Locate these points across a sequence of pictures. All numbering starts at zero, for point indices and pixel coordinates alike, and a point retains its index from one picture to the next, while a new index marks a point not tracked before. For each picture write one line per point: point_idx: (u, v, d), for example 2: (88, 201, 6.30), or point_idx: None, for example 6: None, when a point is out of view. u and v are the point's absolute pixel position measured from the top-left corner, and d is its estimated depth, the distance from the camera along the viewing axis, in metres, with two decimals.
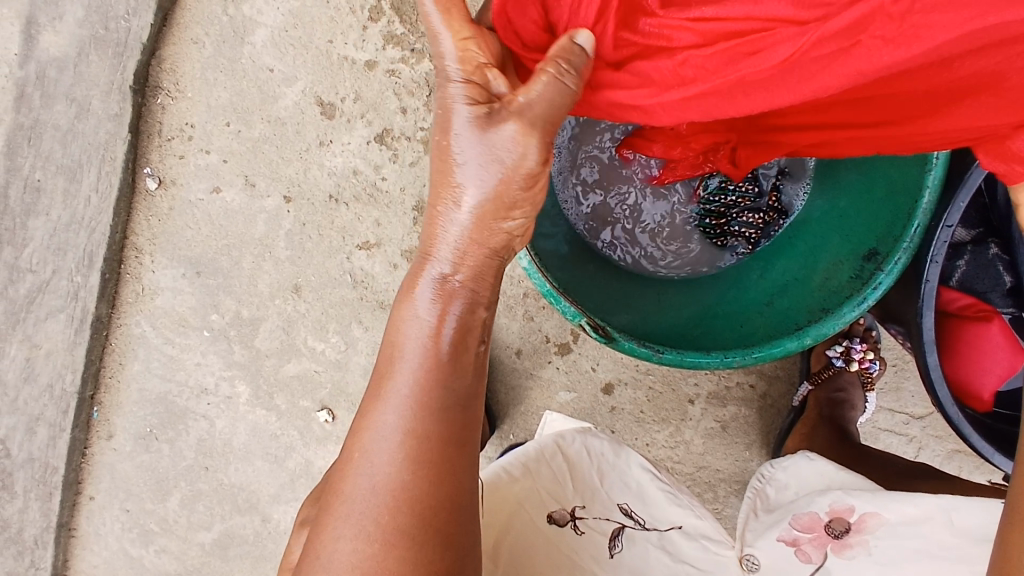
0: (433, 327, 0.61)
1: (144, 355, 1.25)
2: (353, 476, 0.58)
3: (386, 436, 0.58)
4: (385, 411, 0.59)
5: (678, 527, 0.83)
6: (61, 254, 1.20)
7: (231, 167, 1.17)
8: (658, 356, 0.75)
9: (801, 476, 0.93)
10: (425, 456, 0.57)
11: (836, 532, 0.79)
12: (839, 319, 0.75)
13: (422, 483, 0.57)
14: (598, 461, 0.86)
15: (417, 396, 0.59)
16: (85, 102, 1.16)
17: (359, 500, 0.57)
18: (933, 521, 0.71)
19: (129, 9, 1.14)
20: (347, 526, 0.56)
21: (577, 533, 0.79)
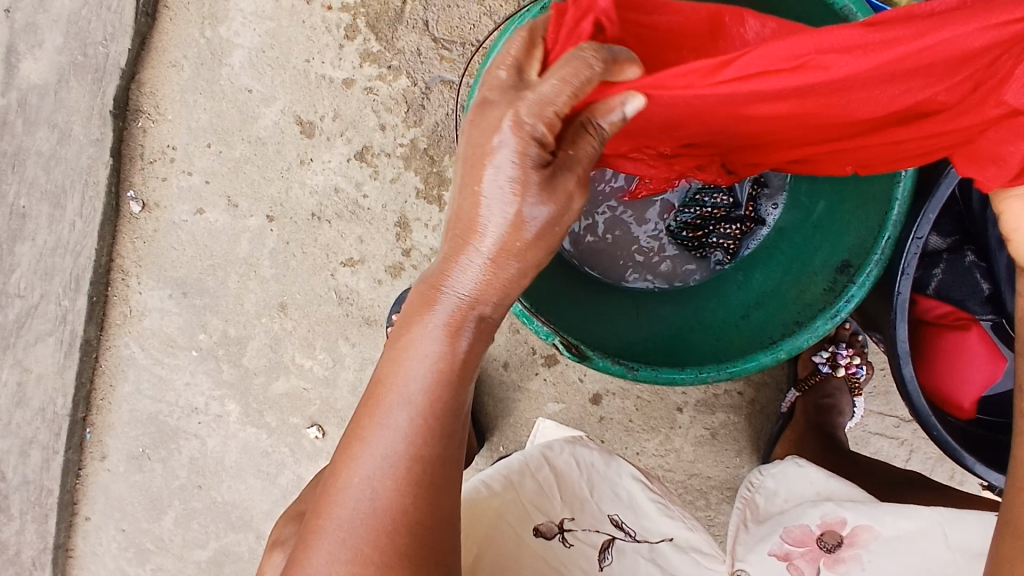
0: (442, 350, 0.57)
1: (134, 376, 1.26)
2: (338, 490, 0.57)
3: (378, 458, 0.56)
4: (376, 427, 0.56)
5: (668, 539, 0.82)
6: (49, 278, 1.21)
7: (214, 188, 1.18)
8: (633, 373, 0.75)
9: (791, 485, 0.91)
10: (412, 481, 0.56)
11: (829, 545, 0.77)
12: (812, 332, 0.75)
13: (403, 507, 0.55)
14: (587, 471, 0.84)
15: (412, 417, 0.56)
16: (67, 127, 1.17)
17: (350, 515, 0.56)
18: (927, 536, 0.71)
19: (107, 34, 1.14)
20: (326, 543, 0.56)
21: (565, 545, 0.78)
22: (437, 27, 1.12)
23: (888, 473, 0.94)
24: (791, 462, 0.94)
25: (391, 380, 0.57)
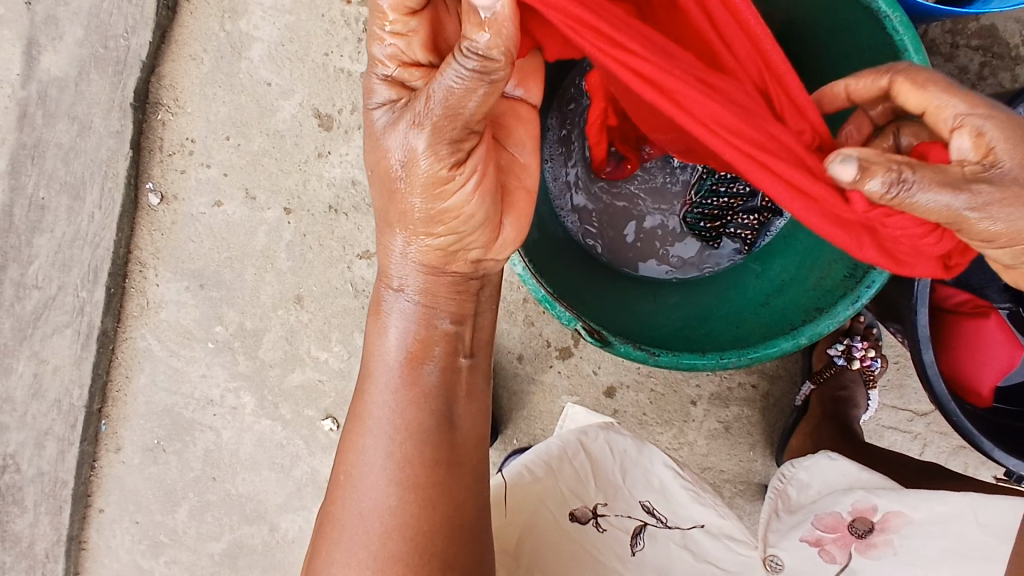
0: (408, 348, 0.65)
1: (150, 368, 1.26)
2: (344, 502, 0.63)
3: (374, 462, 0.63)
4: (368, 438, 0.63)
5: (700, 526, 0.81)
6: (66, 269, 1.22)
7: (232, 180, 1.19)
8: (654, 358, 0.76)
9: (822, 475, 0.91)
10: (418, 481, 0.62)
11: (860, 531, 0.78)
12: (833, 318, 0.75)
13: (414, 508, 0.62)
14: (621, 458, 0.84)
15: (400, 422, 0.63)
16: (87, 120, 1.18)
17: (358, 527, 0.62)
18: (961, 519, 0.71)
19: (128, 27, 1.15)
20: (341, 553, 0.62)
21: (599, 530, 0.78)
22: None
23: (905, 463, 0.95)
24: (819, 452, 0.93)
25: (375, 382, 0.65)
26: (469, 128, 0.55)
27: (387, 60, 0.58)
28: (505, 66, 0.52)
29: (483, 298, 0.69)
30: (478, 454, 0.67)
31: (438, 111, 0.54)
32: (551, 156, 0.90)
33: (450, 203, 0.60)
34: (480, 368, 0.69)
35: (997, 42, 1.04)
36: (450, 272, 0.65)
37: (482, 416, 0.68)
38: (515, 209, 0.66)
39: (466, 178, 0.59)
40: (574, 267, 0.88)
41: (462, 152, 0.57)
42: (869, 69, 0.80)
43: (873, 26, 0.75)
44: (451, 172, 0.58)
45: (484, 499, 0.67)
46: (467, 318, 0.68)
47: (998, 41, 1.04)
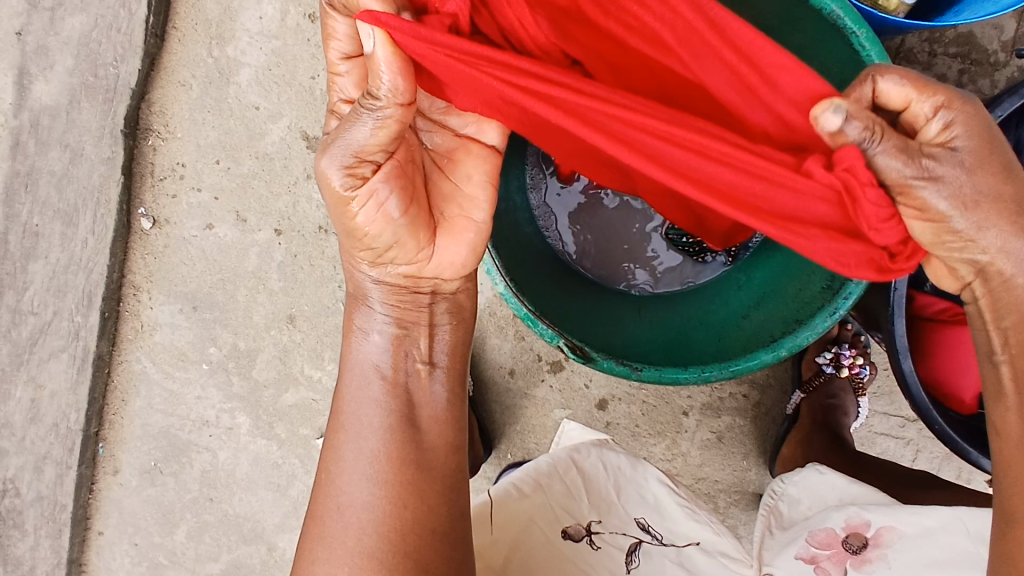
0: (381, 357, 0.71)
1: (145, 392, 1.27)
2: (325, 500, 0.66)
3: (353, 458, 0.66)
4: (344, 436, 0.67)
5: (695, 544, 0.81)
6: (61, 295, 1.23)
7: (222, 204, 1.20)
8: (637, 373, 0.77)
9: (814, 492, 0.91)
10: (390, 479, 0.65)
11: (854, 547, 0.78)
12: (813, 329, 0.76)
13: (388, 506, 0.64)
14: (614, 475, 0.86)
15: (372, 421, 0.67)
16: (79, 147, 1.19)
17: (336, 523, 0.64)
18: (950, 531, 0.72)
19: (117, 55, 1.17)
20: (322, 552, 0.63)
21: (594, 548, 0.78)
22: None
23: (898, 472, 0.95)
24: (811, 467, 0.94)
25: (350, 388, 0.70)
26: (367, 152, 0.61)
27: (340, 100, 0.67)
28: (392, 107, 0.59)
29: (436, 312, 0.73)
30: (451, 461, 0.69)
31: (342, 151, 0.61)
32: (534, 182, 0.91)
33: (373, 219, 0.64)
34: (448, 377, 0.73)
35: (975, 49, 1.05)
36: (407, 288, 0.71)
37: (454, 426, 0.71)
38: (454, 234, 0.70)
39: (367, 200, 0.63)
40: (560, 285, 0.90)
41: (361, 178, 0.62)
42: (842, 83, 0.82)
43: (842, 40, 0.77)
44: (355, 191, 0.62)
45: (462, 509, 0.68)
46: (424, 329, 0.72)
47: (976, 48, 1.05)
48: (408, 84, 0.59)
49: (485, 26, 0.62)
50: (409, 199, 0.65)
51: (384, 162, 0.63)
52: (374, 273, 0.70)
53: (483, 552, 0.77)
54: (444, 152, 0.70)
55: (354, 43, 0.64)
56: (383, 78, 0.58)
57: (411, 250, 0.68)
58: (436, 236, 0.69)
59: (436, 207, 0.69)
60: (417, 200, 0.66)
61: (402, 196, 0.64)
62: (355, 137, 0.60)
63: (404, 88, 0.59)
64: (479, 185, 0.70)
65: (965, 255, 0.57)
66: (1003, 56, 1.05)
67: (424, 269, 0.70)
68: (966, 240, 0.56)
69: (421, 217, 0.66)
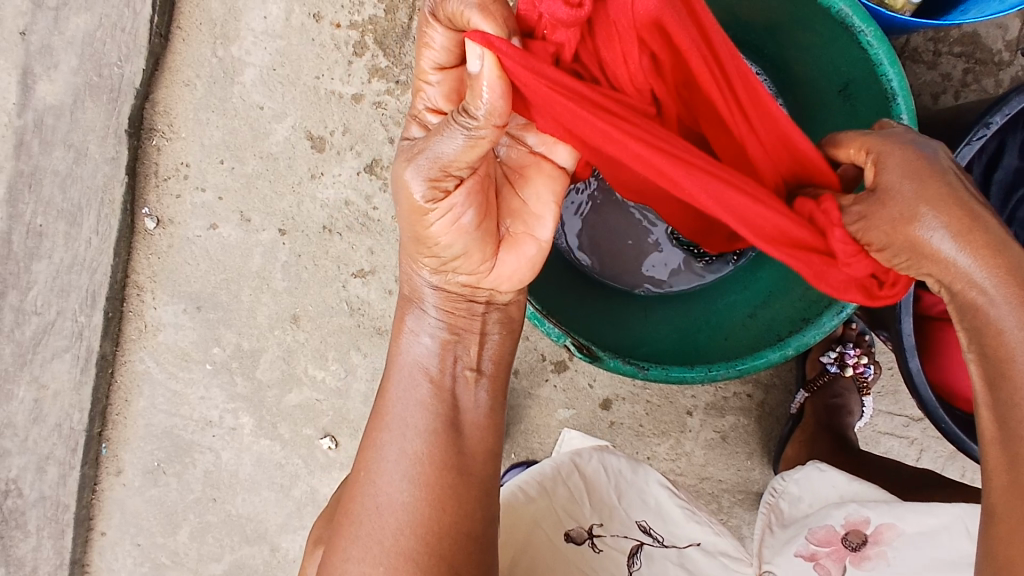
0: (429, 361, 0.70)
1: (149, 392, 1.27)
2: (362, 499, 0.65)
3: (396, 460, 0.65)
4: (387, 436, 0.66)
5: (696, 545, 0.82)
6: (65, 295, 1.23)
7: (226, 204, 1.20)
8: (643, 372, 0.77)
9: (814, 489, 0.91)
10: (430, 481, 0.64)
11: (854, 544, 0.78)
12: (820, 327, 0.76)
13: (427, 508, 0.63)
14: (616, 479, 0.86)
15: (414, 422, 0.67)
16: (83, 147, 1.19)
17: (373, 523, 0.63)
18: (950, 530, 0.71)
19: (122, 55, 1.17)
20: (357, 551, 0.62)
21: (596, 551, 0.77)
22: None
23: (904, 471, 0.94)
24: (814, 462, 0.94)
25: (394, 388, 0.69)
26: (452, 168, 0.61)
27: (425, 107, 0.66)
28: (487, 128, 0.59)
29: (486, 321, 0.73)
30: (489, 466, 0.69)
31: (428, 163, 0.60)
32: None
33: (445, 231, 0.64)
34: (491, 384, 0.73)
35: (978, 49, 1.06)
36: (462, 297, 0.71)
37: (492, 432, 0.71)
38: (517, 249, 0.70)
39: (443, 213, 0.63)
40: (567, 283, 0.90)
41: (442, 192, 0.61)
42: (848, 82, 0.82)
43: (849, 38, 0.78)
44: (434, 204, 0.62)
45: (494, 514, 0.67)
46: (472, 335, 0.73)
47: (980, 48, 1.06)
48: (506, 107, 0.59)
49: (586, 56, 0.62)
50: (483, 215, 0.65)
51: (465, 177, 0.62)
52: (433, 279, 0.71)
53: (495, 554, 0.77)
54: (514, 167, 0.70)
55: (452, 54, 0.63)
56: (483, 99, 0.57)
57: (474, 263, 0.68)
58: (499, 251, 0.69)
59: (502, 222, 0.69)
60: (489, 216, 0.66)
61: (474, 214, 0.64)
62: (443, 152, 0.60)
63: (501, 109, 0.58)
64: (547, 206, 0.70)
65: (932, 272, 0.56)
66: (1007, 56, 1.05)
67: (482, 280, 0.71)
68: (913, 254, 0.56)
69: (490, 232, 0.67)
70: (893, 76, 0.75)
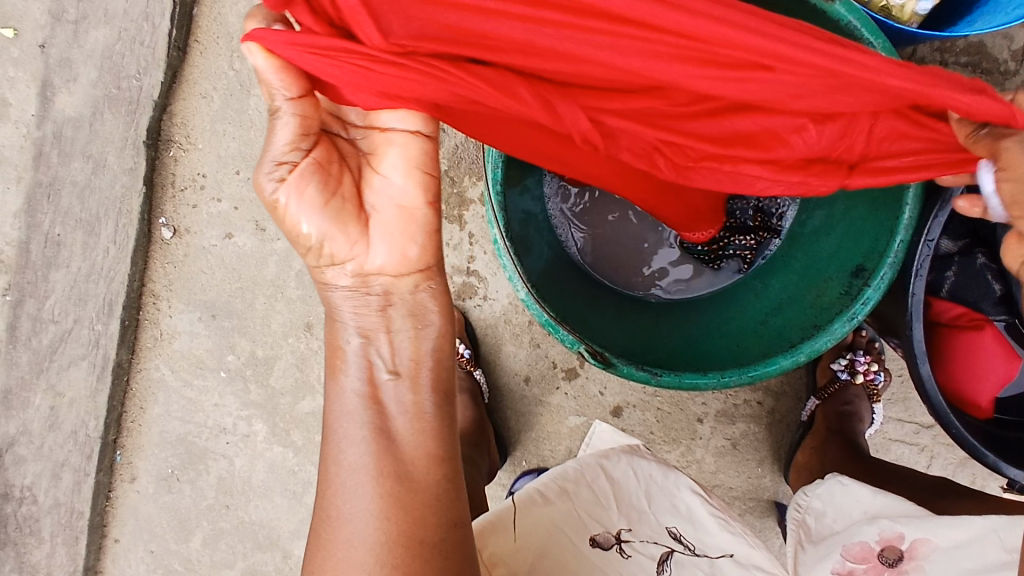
0: (355, 369, 0.68)
1: (164, 399, 1.29)
2: (318, 509, 0.64)
3: (342, 468, 0.64)
4: (332, 447, 0.65)
5: (729, 555, 0.82)
6: (82, 303, 1.25)
7: (242, 213, 1.22)
8: (657, 378, 0.78)
9: (838, 505, 0.91)
10: (378, 487, 0.63)
11: (890, 560, 0.78)
12: (831, 334, 0.77)
13: (374, 515, 0.62)
14: (645, 483, 0.87)
15: (360, 431, 0.65)
16: (101, 157, 1.21)
17: (326, 532, 0.62)
18: (983, 543, 0.71)
19: (140, 68, 1.19)
20: (317, 560, 0.62)
21: (624, 556, 0.77)
22: None
23: (918, 477, 0.94)
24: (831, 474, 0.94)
25: (335, 400, 0.68)
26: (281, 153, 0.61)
27: None
28: (282, 105, 0.59)
29: (392, 318, 0.68)
30: (437, 473, 0.65)
31: (265, 159, 0.61)
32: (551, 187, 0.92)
33: (297, 220, 0.63)
34: (437, 387, 0.70)
35: (985, 59, 1.07)
36: (361, 290, 0.68)
37: (438, 438, 0.67)
38: (390, 226, 0.66)
39: (287, 201, 0.62)
40: (586, 293, 0.91)
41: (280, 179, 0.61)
42: None
43: None
44: (274, 195, 0.62)
45: (452, 521, 0.64)
46: (390, 336, 0.68)
47: (987, 58, 1.07)
48: (294, 82, 0.58)
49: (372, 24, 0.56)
50: (330, 192, 0.63)
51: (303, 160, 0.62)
52: (338, 281, 0.68)
53: (502, 562, 0.73)
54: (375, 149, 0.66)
55: None
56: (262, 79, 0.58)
57: (338, 236, 0.65)
58: (370, 227, 0.66)
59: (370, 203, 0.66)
60: (340, 194, 0.64)
61: (325, 188, 0.63)
62: (271, 143, 0.61)
63: (287, 81, 0.58)
64: (404, 175, 0.65)
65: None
66: (1013, 66, 1.07)
67: (369, 269, 0.67)
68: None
69: (345, 210, 0.64)
70: None
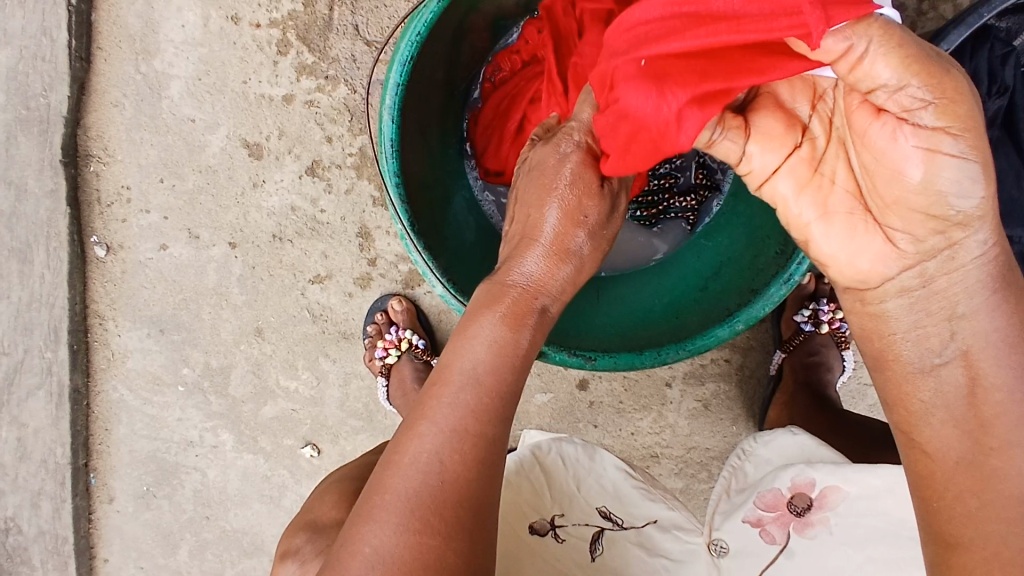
0: (509, 334, 0.59)
1: (127, 419, 1.26)
2: (406, 459, 0.55)
3: (455, 426, 0.55)
4: (449, 400, 0.56)
5: (653, 522, 0.79)
6: (29, 332, 1.22)
7: (173, 223, 1.17)
8: (591, 363, 0.74)
9: (781, 451, 0.82)
10: (486, 461, 0.56)
11: (799, 509, 0.71)
12: (768, 298, 0.73)
13: (480, 487, 0.55)
14: (575, 466, 0.81)
15: (489, 395, 0.57)
16: (22, 183, 1.17)
17: (414, 488, 0.54)
18: (894, 494, 0.65)
19: (45, 85, 1.14)
20: (393, 516, 0.53)
21: (559, 540, 0.75)
22: (368, 30, 1.10)
23: (875, 428, 0.91)
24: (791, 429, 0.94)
25: (469, 356, 0.58)
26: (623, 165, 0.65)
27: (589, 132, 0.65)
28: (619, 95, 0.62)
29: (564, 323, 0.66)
30: None
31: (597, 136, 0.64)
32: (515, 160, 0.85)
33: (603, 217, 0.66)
34: None
35: None
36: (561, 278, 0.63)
37: None
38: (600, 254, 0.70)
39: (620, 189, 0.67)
40: None
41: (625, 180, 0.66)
42: None
43: None
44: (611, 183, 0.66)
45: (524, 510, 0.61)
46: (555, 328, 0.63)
47: None
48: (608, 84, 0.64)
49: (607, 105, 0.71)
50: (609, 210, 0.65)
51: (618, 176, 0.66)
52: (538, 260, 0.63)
53: None
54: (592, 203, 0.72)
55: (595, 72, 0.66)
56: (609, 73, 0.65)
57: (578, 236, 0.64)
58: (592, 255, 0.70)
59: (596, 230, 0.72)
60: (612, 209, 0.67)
61: (578, 209, 0.63)
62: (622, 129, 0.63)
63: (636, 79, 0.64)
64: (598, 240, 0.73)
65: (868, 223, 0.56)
66: None
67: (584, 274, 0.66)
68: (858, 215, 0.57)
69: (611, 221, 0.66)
70: None
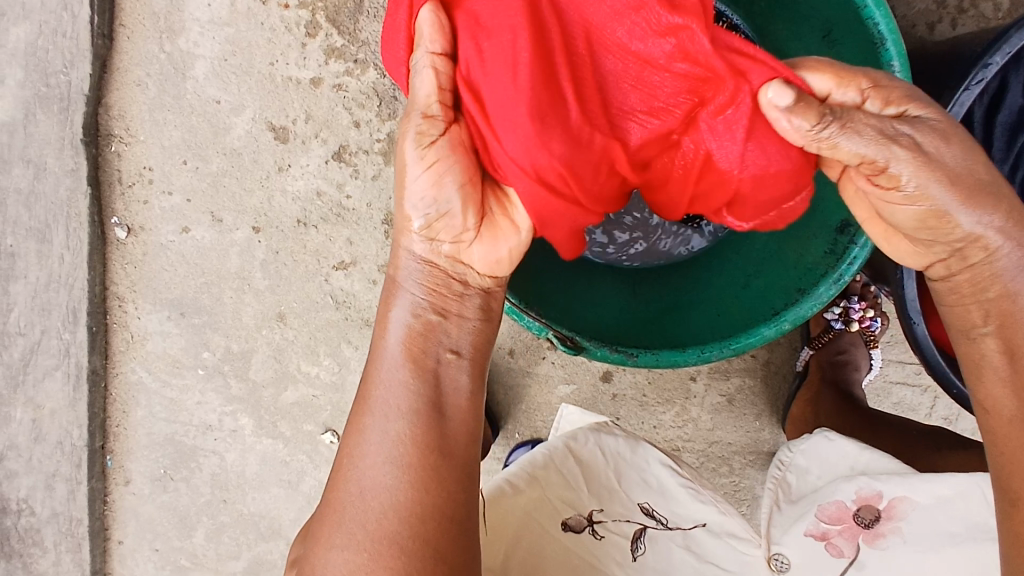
0: (404, 337, 0.64)
1: (145, 401, 1.25)
2: (344, 485, 0.58)
3: (377, 440, 0.59)
4: (369, 418, 0.60)
5: (701, 525, 0.79)
6: (47, 313, 1.21)
7: (196, 205, 1.15)
8: (633, 359, 0.73)
9: (822, 460, 0.84)
10: (417, 464, 0.58)
11: (866, 520, 0.73)
12: (817, 298, 0.73)
13: (411, 491, 0.57)
14: (614, 461, 0.81)
15: (398, 402, 0.60)
16: (41, 161, 1.15)
17: (354, 512, 0.57)
18: (967, 498, 0.67)
19: (66, 61, 1.11)
20: (341, 537, 0.56)
21: (597, 537, 0.76)
22: None
23: (912, 429, 0.90)
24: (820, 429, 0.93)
25: (377, 370, 0.62)
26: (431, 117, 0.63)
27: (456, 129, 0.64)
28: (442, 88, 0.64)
29: (466, 304, 0.67)
30: (472, 452, 0.61)
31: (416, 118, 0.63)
32: None
33: (428, 192, 0.63)
34: (472, 368, 0.65)
35: None
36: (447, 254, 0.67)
37: (476, 414, 0.63)
38: (493, 234, 0.67)
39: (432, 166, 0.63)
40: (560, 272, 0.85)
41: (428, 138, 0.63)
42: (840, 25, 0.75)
43: None
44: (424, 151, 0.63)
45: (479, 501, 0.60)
46: (453, 315, 0.66)
47: None
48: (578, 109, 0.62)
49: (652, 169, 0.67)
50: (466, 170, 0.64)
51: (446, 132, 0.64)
52: (420, 251, 0.66)
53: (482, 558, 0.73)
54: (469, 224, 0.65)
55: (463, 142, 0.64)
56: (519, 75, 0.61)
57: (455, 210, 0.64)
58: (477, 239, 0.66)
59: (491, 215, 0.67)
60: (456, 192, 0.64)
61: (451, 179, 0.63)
62: (415, 96, 0.64)
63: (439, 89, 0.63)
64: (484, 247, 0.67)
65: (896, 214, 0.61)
66: None
67: (465, 253, 0.67)
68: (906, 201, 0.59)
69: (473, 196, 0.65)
70: (880, 19, 0.69)
